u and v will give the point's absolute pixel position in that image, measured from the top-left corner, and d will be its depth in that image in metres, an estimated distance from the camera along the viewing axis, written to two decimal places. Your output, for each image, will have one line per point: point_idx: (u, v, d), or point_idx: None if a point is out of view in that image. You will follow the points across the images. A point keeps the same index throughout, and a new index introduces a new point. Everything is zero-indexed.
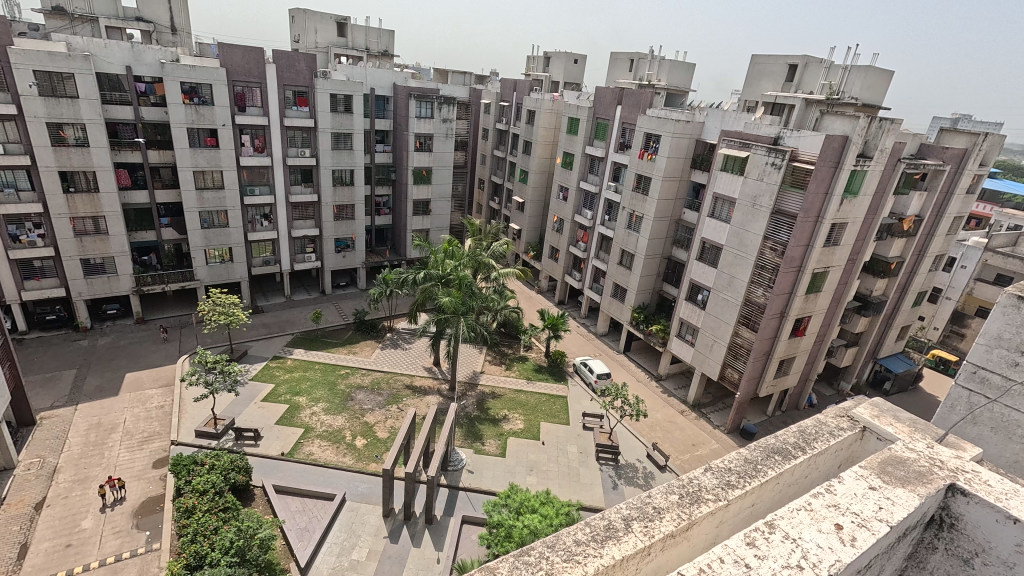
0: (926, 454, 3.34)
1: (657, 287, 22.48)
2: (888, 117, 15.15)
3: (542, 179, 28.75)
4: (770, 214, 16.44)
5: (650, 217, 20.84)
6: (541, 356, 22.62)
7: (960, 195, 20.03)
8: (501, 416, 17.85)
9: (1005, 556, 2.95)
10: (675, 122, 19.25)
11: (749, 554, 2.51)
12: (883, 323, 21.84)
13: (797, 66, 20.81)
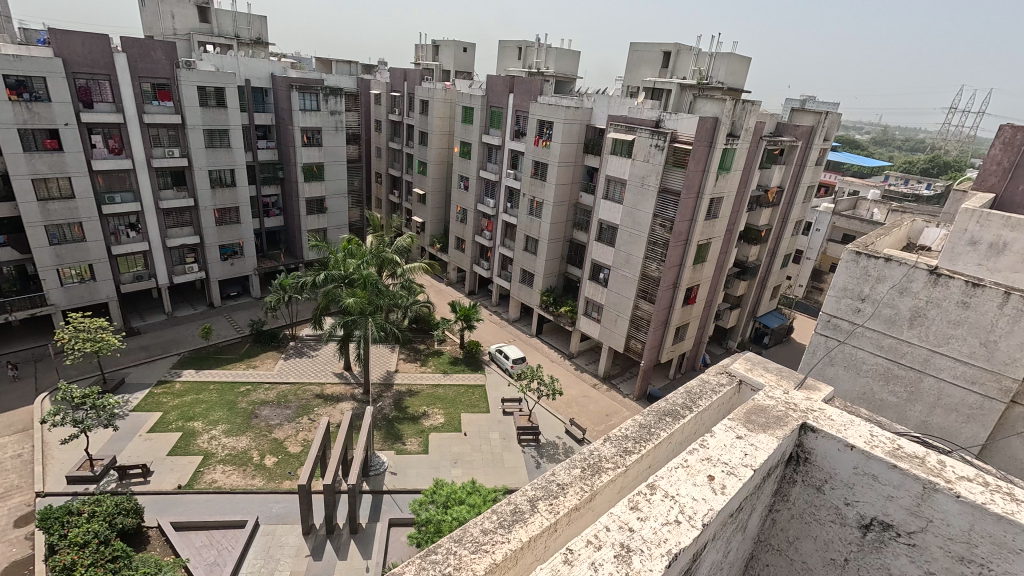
0: (783, 399, 3.70)
1: (562, 269, 23.19)
2: (749, 100, 16.73)
3: (441, 170, 28.31)
4: (657, 192, 17.55)
5: (549, 202, 21.34)
6: (456, 348, 22.46)
7: (812, 166, 22.78)
8: (420, 413, 17.48)
9: (846, 479, 3.32)
10: (565, 108, 19.79)
11: (632, 518, 2.62)
12: (760, 284, 24.40)
13: (670, 53, 22.10)
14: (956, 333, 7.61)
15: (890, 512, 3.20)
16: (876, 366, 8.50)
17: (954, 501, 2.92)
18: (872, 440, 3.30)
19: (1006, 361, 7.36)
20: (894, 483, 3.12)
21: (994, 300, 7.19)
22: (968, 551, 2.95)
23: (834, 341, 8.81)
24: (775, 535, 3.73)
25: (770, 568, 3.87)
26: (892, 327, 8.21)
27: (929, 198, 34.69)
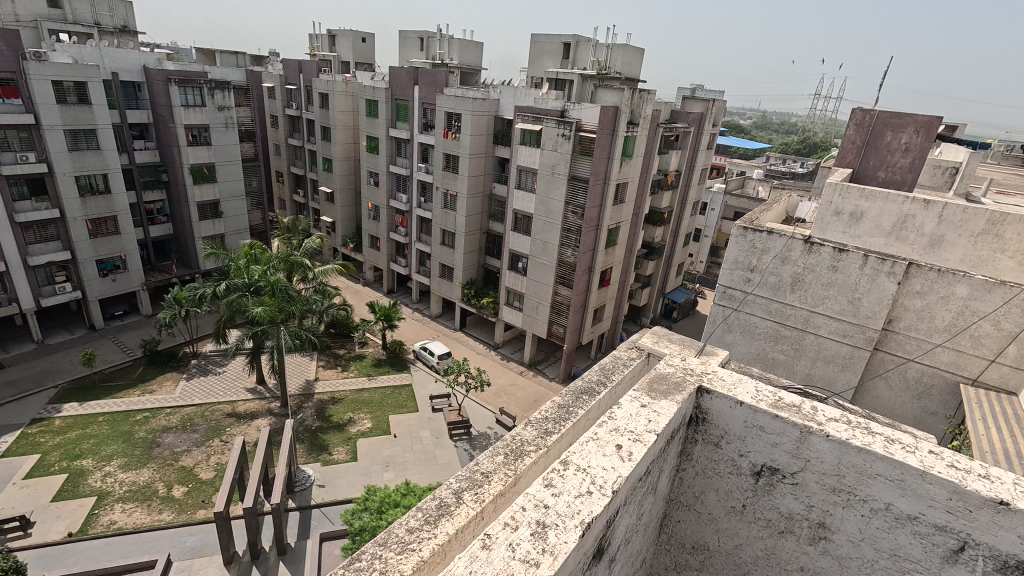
0: (682, 365, 3.99)
1: (481, 261, 23.21)
2: (645, 89, 17.61)
3: (348, 166, 27.11)
4: (567, 180, 18.04)
5: (463, 194, 21.19)
6: (379, 349, 21.80)
7: (704, 151, 24.54)
8: (345, 420, 16.79)
9: (739, 432, 3.63)
10: (472, 99, 19.68)
11: (547, 494, 2.71)
12: (666, 263, 26.02)
13: (570, 45, 22.72)
14: (828, 294, 9.66)
15: (776, 457, 3.53)
16: (767, 328, 10.53)
17: (824, 439, 3.28)
18: (757, 394, 3.63)
19: (868, 316, 9.45)
20: (777, 431, 3.46)
21: (856, 263, 9.22)
22: (839, 482, 3.32)
23: (729, 309, 10.84)
24: (683, 492, 4.01)
25: (682, 523, 4.14)
26: (777, 293, 10.23)
27: (804, 175, 38.75)
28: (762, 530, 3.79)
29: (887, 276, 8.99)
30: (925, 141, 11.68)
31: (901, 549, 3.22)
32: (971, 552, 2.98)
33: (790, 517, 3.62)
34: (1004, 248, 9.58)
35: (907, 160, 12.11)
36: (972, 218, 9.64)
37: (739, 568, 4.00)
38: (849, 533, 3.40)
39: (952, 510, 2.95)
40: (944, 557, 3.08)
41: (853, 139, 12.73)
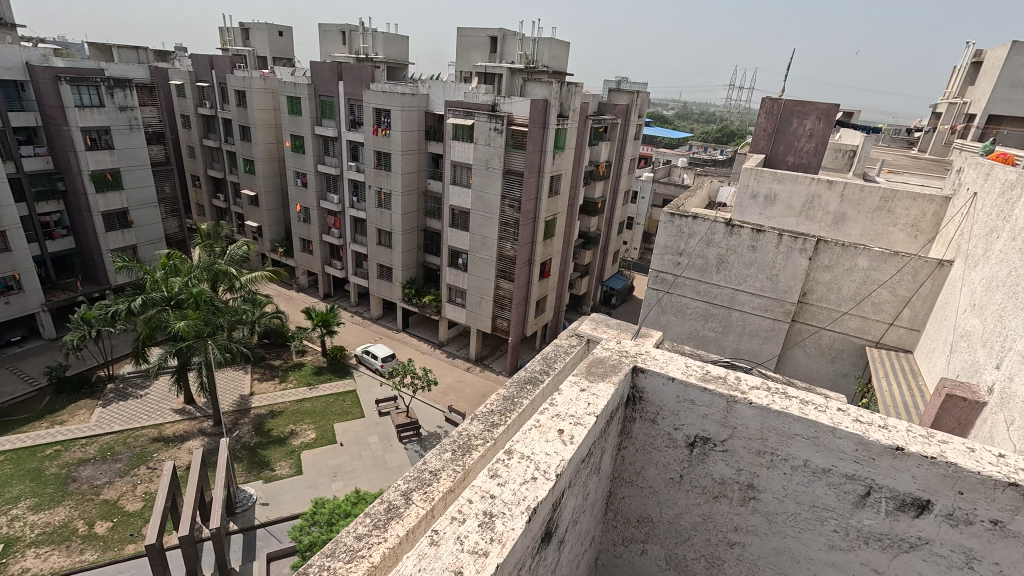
0: (617, 348, 4.14)
1: (420, 260, 22.84)
2: (573, 82, 17.95)
3: (272, 167, 25.72)
4: (502, 174, 18.07)
5: (398, 192, 20.70)
6: (319, 357, 20.98)
7: (632, 141, 25.39)
8: (286, 433, 16.04)
9: (673, 407, 3.82)
10: (401, 95, 19.19)
11: (492, 485, 2.74)
12: (603, 251, 26.77)
13: (497, 38, 22.42)
14: (749, 273, 10.37)
15: (707, 427, 3.74)
16: (697, 308, 11.15)
17: (747, 407, 3.51)
18: (687, 370, 3.83)
19: (785, 290, 10.21)
20: (706, 403, 3.67)
21: (772, 242, 9.97)
22: (763, 445, 3.57)
23: (662, 292, 11.37)
24: (626, 469, 4.17)
25: (627, 499, 4.30)
26: (705, 275, 10.84)
27: (723, 162, 40.99)
28: (699, 497, 3.99)
29: (799, 252, 9.80)
30: (826, 127, 12.74)
31: (819, 500, 3.51)
32: (876, 495, 3.30)
33: (722, 482, 3.84)
34: (896, 221, 10.65)
35: (812, 145, 13.17)
36: (867, 195, 10.70)
37: (680, 536, 4.19)
38: (775, 491, 3.66)
39: (859, 460, 3.26)
40: (854, 503, 3.39)
41: (765, 126, 13.65)
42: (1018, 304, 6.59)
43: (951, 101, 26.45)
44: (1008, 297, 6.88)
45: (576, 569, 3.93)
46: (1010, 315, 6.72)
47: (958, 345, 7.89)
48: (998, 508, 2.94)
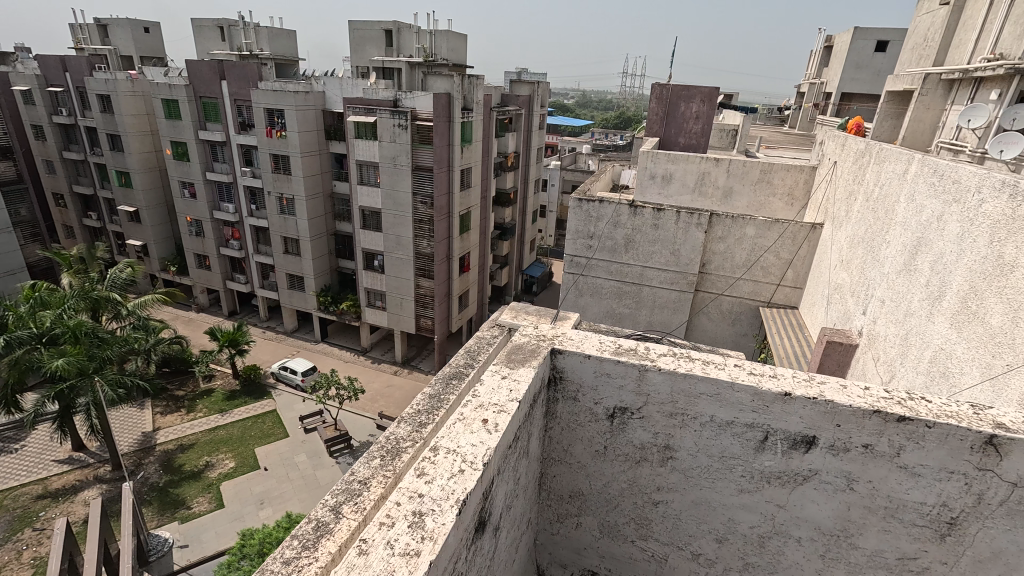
0: (535, 333, 4.24)
1: (332, 265, 21.82)
2: (474, 74, 17.90)
3: (152, 179, 23.25)
4: (411, 170, 17.62)
5: (301, 197, 19.53)
6: (230, 380, 19.44)
7: (537, 131, 25.89)
8: (201, 466, 14.74)
9: (591, 383, 3.98)
10: (294, 93, 18.01)
11: (420, 483, 2.72)
12: (519, 241, 27.15)
13: (391, 32, 21.86)
14: (654, 249, 11.03)
15: (623, 398, 3.93)
16: (612, 287, 11.70)
17: (657, 373, 3.73)
18: (602, 346, 4.01)
19: (688, 263, 10.97)
20: (620, 374, 3.85)
21: (671, 218, 10.67)
22: (674, 407, 3.81)
23: (577, 275, 11.81)
24: (554, 448, 4.31)
25: (558, 476, 4.44)
26: (615, 255, 11.37)
27: (623, 147, 42.98)
28: (622, 464, 4.18)
29: (696, 226, 10.57)
30: (709, 109, 13.78)
31: (725, 450, 3.80)
32: (772, 438, 3.62)
33: (641, 447, 4.05)
34: (775, 191, 11.79)
35: (699, 126, 14.19)
36: (749, 169, 11.74)
37: (609, 504, 4.38)
38: (689, 449, 3.91)
39: (755, 408, 3.57)
40: (756, 447, 3.70)
41: (656, 111, 14.52)
42: (876, 256, 7.56)
43: (812, 82, 29.65)
44: (868, 251, 7.89)
45: (514, 552, 3.98)
46: (871, 267, 7.70)
47: (833, 297, 8.92)
48: (868, 433, 3.33)
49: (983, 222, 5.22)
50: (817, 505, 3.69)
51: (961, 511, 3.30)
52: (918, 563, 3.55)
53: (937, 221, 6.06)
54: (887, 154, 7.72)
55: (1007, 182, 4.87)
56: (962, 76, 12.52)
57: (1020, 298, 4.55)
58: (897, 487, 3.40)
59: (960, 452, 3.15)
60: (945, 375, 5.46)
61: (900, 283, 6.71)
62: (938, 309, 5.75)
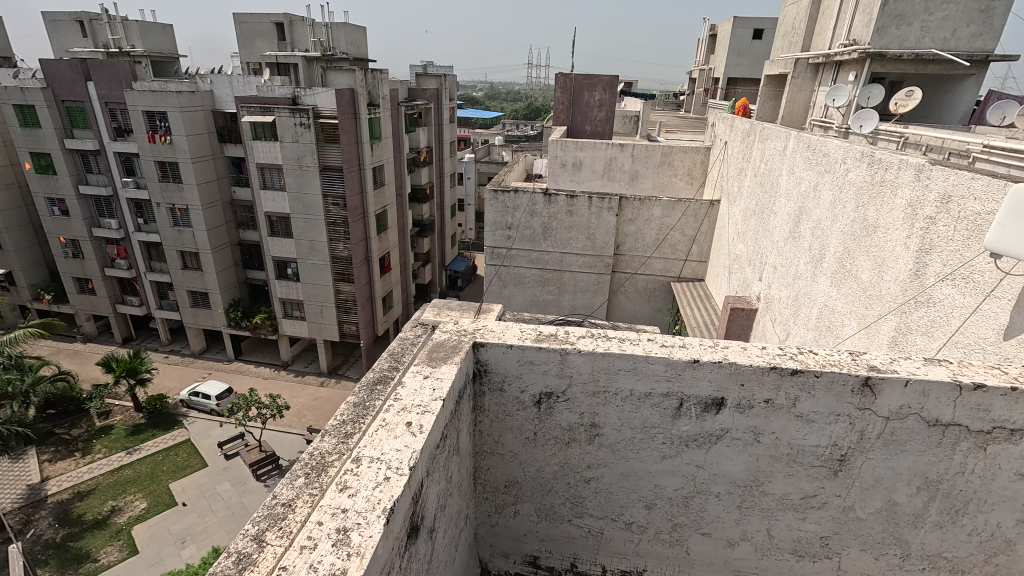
0: (456, 329, 4.19)
1: (240, 278, 20.30)
2: (377, 68, 17.26)
3: (11, 196, 20.30)
4: (319, 171, 16.72)
5: (196, 206, 17.90)
6: (132, 413, 17.53)
7: (448, 125, 25.58)
8: (106, 512, 13.20)
9: (515, 372, 3.99)
10: (176, 93, 16.36)
11: (344, 498, 2.60)
12: (439, 237, 26.80)
13: (283, 25, 20.39)
14: (571, 235, 11.32)
15: (548, 383, 3.98)
16: (534, 276, 11.92)
17: (577, 355, 3.80)
18: (523, 335, 4.03)
19: (604, 246, 11.38)
20: (543, 360, 3.90)
21: (584, 205, 10.98)
22: (596, 385, 3.90)
23: (499, 266, 11.90)
24: (485, 441, 4.30)
25: (492, 469, 4.43)
26: (535, 244, 11.56)
27: (534, 137, 43.64)
28: (553, 448, 4.24)
29: (608, 211, 10.95)
30: (611, 97, 14.31)
31: (647, 421, 3.95)
32: (687, 403, 3.81)
33: (569, 429, 4.12)
34: (676, 172, 12.52)
35: (603, 114, 14.70)
36: (651, 153, 12.35)
37: (544, 488, 4.44)
38: (614, 424, 4.02)
39: (670, 377, 3.74)
40: (673, 414, 3.88)
41: (561, 100, 14.84)
42: (767, 227, 8.26)
43: (701, 68, 31.73)
44: (759, 222, 8.61)
45: (453, 551, 3.93)
46: (763, 236, 8.40)
47: (733, 268, 9.65)
48: (767, 389, 3.62)
49: (850, 189, 5.85)
50: (731, 461, 3.95)
51: (848, 447, 3.68)
52: (818, 499, 3.93)
53: (813, 191, 6.71)
54: (769, 133, 8.41)
55: (868, 153, 5.47)
56: (825, 60, 13.99)
57: (883, 254, 5.16)
58: (796, 434, 3.73)
59: (844, 396, 3.51)
60: (830, 328, 6.08)
61: (788, 250, 7.37)
62: (820, 270, 6.39)
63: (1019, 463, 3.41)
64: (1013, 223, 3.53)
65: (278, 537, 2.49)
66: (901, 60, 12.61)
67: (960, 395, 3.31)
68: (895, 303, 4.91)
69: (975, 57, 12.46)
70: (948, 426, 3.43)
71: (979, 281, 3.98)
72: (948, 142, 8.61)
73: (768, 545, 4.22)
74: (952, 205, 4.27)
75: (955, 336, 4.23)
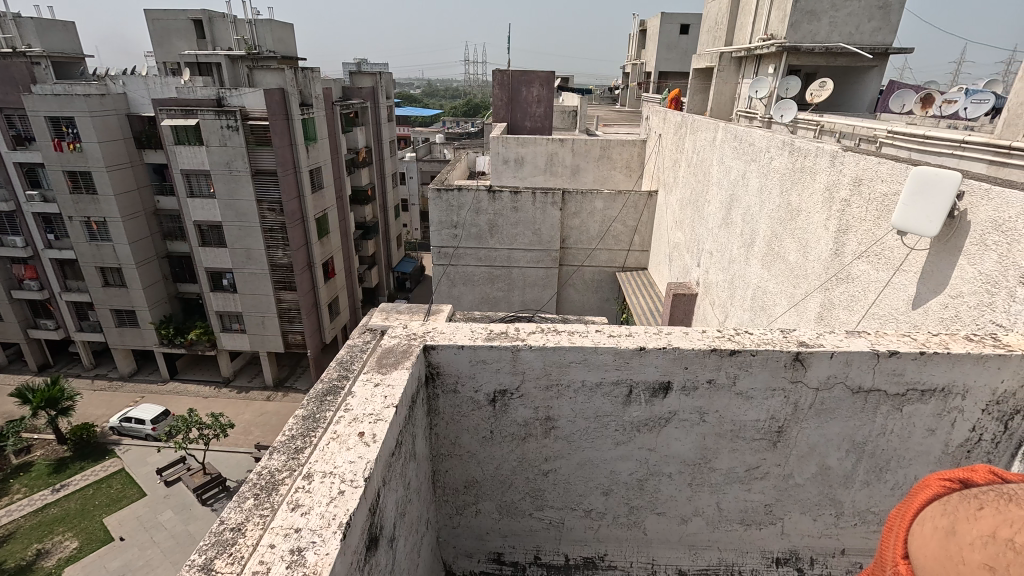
0: (405, 333, 4.11)
1: (170, 293, 19.04)
2: (307, 67, 16.58)
3: None
4: (251, 176, 15.92)
5: (115, 218, 16.61)
6: (55, 446, 16.11)
7: (386, 124, 25.01)
8: (30, 556, 12.07)
9: (468, 372, 3.97)
10: (84, 97, 15.10)
11: (297, 518, 2.51)
12: (384, 239, 26.21)
13: (202, 21, 19.24)
14: (517, 231, 11.39)
15: (501, 380, 3.98)
16: (482, 273, 11.93)
17: (529, 351, 3.82)
18: (474, 334, 4.00)
19: (550, 240, 11.52)
20: (495, 358, 3.89)
21: (528, 200, 11.07)
22: (549, 379, 3.94)
23: (446, 266, 11.83)
24: (442, 443, 4.26)
25: (451, 470, 4.40)
26: (481, 241, 11.57)
27: (475, 134, 43.46)
28: (510, 444, 4.26)
29: (552, 205, 11.10)
30: (549, 92, 14.47)
31: (599, 410, 4.04)
32: (636, 390, 3.93)
33: (525, 424, 4.15)
34: (615, 165, 12.85)
35: (541, 109, 14.85)
36: (591, 147, 12.60)
37: (504, 485, 4.45)
38: (568, 416, 4.08)
39: (618, 366, 3.84)
40: (624, 401, 3.99)
41: (500, 97, 14.85)
42: (702, 215, 8.64)
43: (634, 63, 32.64)
44: (694, 210, 9.00)
45: (416, 557, 3.88)
46: (699, 224, 8.79)
47: (673, 256, 10.03)
48: (709, 369, 3.79)
49: (774, 176, 6.21)
50: (680, 441, 4.11)
51: (785, 419, 3.92)
52: (761, 470, 4.17)
53: (742, 179, 7.07)
54: (699, 125, 8.78)
55: (789, 141, 5.83)
56: (747, 54, 14.76)
57: (807, 236, 5.52)
58: (737, 411, 3.93)
59: (778, 371, 3.74)
60: (764, 307, 6.44)
61: (722, 236, 7.74)
62: (753, 253, 6.75)
63: (931, 419, 3.75)
64: (916, 202, 3.86)
65: (228, 565, 2.37)
66: (814, 53, 13.59)
67: (878, 362, 3.58)
68: (820, 281, 5.27)
69: (877, 50, 13.55)
70: (869, 392, 3.72)
71: (890, 257, 4.33)
72: (858, 129, 9.33)
73: (718, 518, 4.44)
74: (863, 188, 4.62)
75: (872, 308, 4.59)
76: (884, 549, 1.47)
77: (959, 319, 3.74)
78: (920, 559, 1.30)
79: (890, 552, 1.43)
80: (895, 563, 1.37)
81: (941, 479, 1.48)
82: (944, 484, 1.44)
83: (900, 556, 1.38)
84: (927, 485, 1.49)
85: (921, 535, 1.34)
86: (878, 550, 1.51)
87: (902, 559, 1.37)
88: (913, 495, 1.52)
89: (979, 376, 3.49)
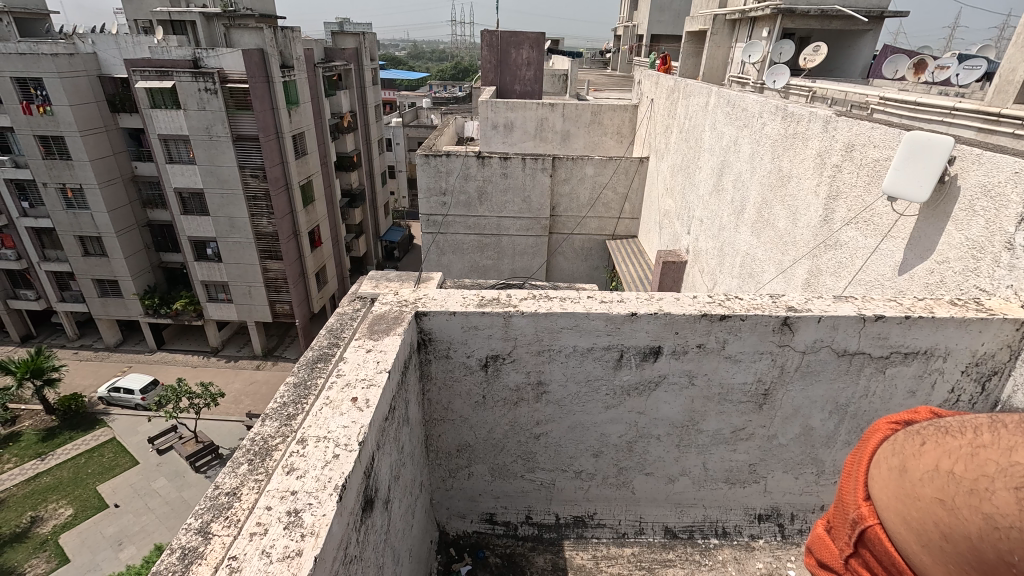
0: (395, 300, 4.06)
1: (153, 262, 18.68)
2: (287, 26, 15.78)
3: None
4: (232, 141, 15.41)
5: (92, 185, 16.06)
6: (43, 417, 15.98)
7: (371, 87, 24.24)
8: (25, 523, 12.18)
9: (461, 338, 3.95)
10: (52, 57, 14.40)
11: (291, 482, 2.52)
12: (371, 206, 25.83)
13: None
14: (506, 199, 11.29)
15: (493, 346, 3.97)
16: (472, 241, 11.84)
17: (520, 317, 3.81)
18: (465, 301, 3.98)
19: (539, 208, 11.44)
20: (487, 325, 3.87)
21: (518, 166, 10.90)
22: (540, 344, 3.94)
23: (436, 234, 11.74)
24: (435, 408, 4.30)
25: (444, 434, 4.46)
26: (471, 209, 11.45)
27: (464, 98, 42.46)
28: (501, 409, 4.30)
29: (542, 171, 10.95)
30: (539, 55, 14.07)
31: (590, 374, 4.07)
32: (627, 355, 3.96)
33: (516, 389, 4.17)
34: (606, 131, 12.66)
35: (531, 73, 14.46)
36: (581, 112, 12.38)
37: (496, 448, 4.52)
38: (559, 380, 4.10)
39: (609, 331, 3.85)
40: (614, 365, 4.01)
41: (488, 59, 14.40)
42: (692, 180, 8.58)
43: (627, 25, 31.82)
44: (685, 175, 8.93)
45: (410, 518, 3.93)
46: (689, 191, 8.76)
47: (663, 223, 10.02)
48: (699, 334, 3.82)
49: (767, 142, 6.13)
50: (668, 404, 4.17)
51: (771, 381, 4.00)
52: (746, 431, 4.27)
53: (734, 145, 7.01)
54: (691, 89, 8.63)
55: (782, 106, 5.75)
56: (741, 17, 14.40)
57: (797, 203, 5.51)
58: (724, 373, 3.99)
59: (766, 335, 3.78)
60: (752, 274, 6.48)
61: (712, 202, 7.72)
62: (742, 221, 6.75)
63: (912, 381, 3.85)
64: (907, 167, 3.84)
65: (224, 527, 2.39)
66: (808, 15, 13.46)
67: (863, 326, 3.64)
68: (808, 247, 5.29)
69: (873, 13, 13.41)
70: (854, 355, 3.79)
71: (878, 223, 4.34)
72: (850, 96, 9.28)
73: (704, 477, 4.56)
74: (854, 154, 4.60)
75: (858, 274, 4.62)
76: (845, 495, 1.39)
77: (944, 284, 3.79)
78: (880, 499, 1.23)
79: (850, 497, 1.36)
80: (857, 506, 1.30)
81: (889, 423, 1.49)
82: (893, 427, 1.44)
83: (862, 498, 1.30)
84: (876, 429, 1.49)
85: (876, 477, 1.27)
86: (838, 497, 1.44)
87: (865, 502, 1.29)
88: (866, 440, 1.50)
89: (961, 339, 3.56)
